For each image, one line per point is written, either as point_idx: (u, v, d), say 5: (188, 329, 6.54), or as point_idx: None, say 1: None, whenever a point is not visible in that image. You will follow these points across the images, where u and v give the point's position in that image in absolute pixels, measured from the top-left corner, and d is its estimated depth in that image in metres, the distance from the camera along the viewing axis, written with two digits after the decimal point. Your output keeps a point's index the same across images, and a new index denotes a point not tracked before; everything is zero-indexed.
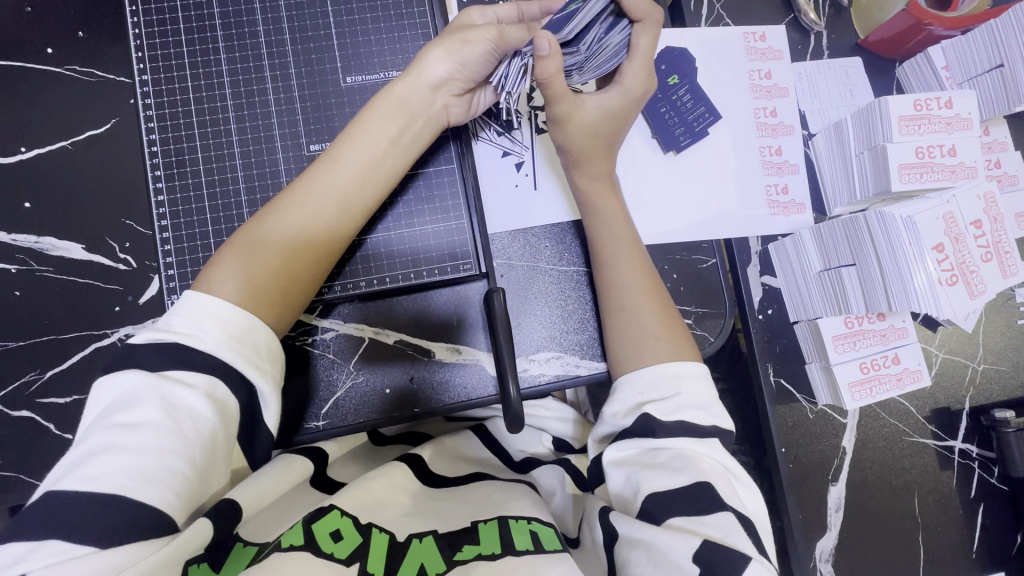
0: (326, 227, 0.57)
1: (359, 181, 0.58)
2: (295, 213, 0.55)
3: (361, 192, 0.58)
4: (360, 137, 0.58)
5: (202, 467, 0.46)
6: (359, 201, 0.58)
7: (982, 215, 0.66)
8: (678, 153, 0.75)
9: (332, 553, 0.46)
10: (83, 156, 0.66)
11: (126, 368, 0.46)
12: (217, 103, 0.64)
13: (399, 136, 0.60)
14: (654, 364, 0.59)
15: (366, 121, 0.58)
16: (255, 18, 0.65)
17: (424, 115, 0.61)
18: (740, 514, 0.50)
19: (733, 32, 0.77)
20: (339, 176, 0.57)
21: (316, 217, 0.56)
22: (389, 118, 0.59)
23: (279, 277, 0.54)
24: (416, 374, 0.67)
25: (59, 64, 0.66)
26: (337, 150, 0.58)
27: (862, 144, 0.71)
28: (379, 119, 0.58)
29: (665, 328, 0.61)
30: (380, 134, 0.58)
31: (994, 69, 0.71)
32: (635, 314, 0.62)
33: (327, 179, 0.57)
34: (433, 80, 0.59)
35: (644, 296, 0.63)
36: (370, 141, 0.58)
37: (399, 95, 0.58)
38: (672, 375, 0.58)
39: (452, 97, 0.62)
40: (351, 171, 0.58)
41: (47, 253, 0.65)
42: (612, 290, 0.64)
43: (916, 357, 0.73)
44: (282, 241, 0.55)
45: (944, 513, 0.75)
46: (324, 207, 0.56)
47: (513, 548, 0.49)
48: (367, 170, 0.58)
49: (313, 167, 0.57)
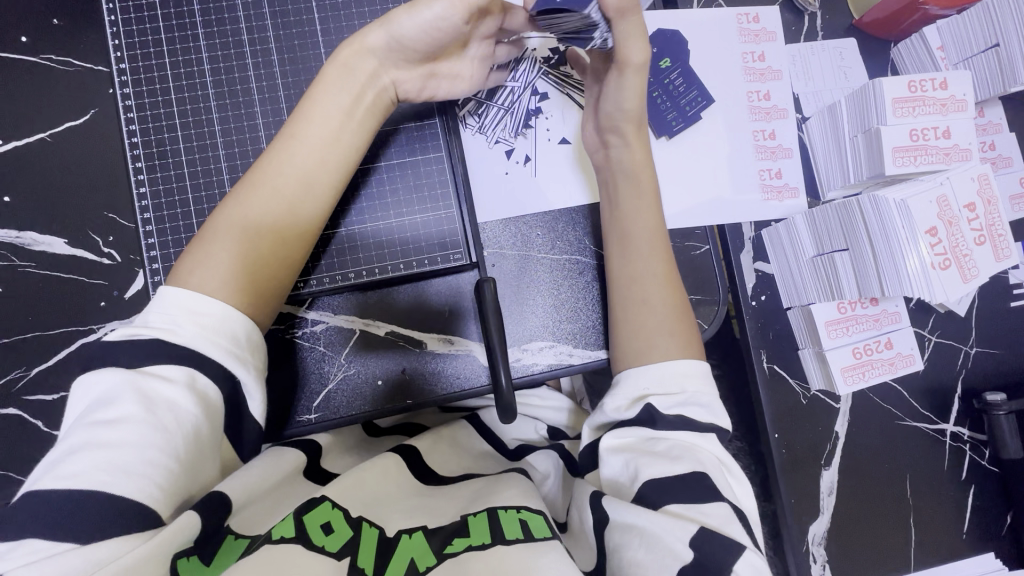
0: (291, 207, 0.56)
1: (319, 155, 0.57)
2: (258, 195, 0.55)
3: (322, 166, 0.57)
4: (312, 110, 0.57)
5: (185, 461, 0.45)
6: (323, 178, 0.57)
7: (975, 198, 0.65)
8: (670, 138, 0.73)
9: (323, 546, 0.45)
10: (62, 149, 0.64)
11: (105, 366, 0.46)
12: (197, 91, 0.63)
13: (353, 105, 0.58)
14: (665, 359, 0.59)
15: (318, 94, 0.57)
16: (235, 5, 0.64)
17: (376, 84, 0.60)
18: (732, 503, 0.50)
19: (726, 12, 0.76)
20: (297, 152, 0.56)
21: (279, 198, 0.55)
22: (341, 87, 0.58)
23: (245, 260, 0.53)
24: (405, 363, 0.66)
25: (34, 53, 0.64)
26: (293, 127, 0.57)
27: (856, 128, 0.70)
28: (331, 90, 0.57)
29: (679, 322, 0.61)
30: (332, 102, 0.57)
31: (989, 48, 0.70)
32: (652, 308, 0.61)
33: (284, 156, 0.56)
34: (376, 53, 0.58)
35: (664, 293, 0.62)
36: (325, 113, 0.57)
37: (344, 61, 0.58)
38: (681, 373, 0.58)
39: (401, 71, 0.61)
40: (309, 145, 0.57)
41: (28, 248, 0.64)
42: (630, 284, 0.63)
43: (909, 342, 0.73)
44: (249, 225, 0.54)
45: (936, 496, 0.75)
46: (287, 185, 0.55)
47: (503, 537, 0.49)
48: (326, 145, 0.57)
49: (272, 148, 0.57)
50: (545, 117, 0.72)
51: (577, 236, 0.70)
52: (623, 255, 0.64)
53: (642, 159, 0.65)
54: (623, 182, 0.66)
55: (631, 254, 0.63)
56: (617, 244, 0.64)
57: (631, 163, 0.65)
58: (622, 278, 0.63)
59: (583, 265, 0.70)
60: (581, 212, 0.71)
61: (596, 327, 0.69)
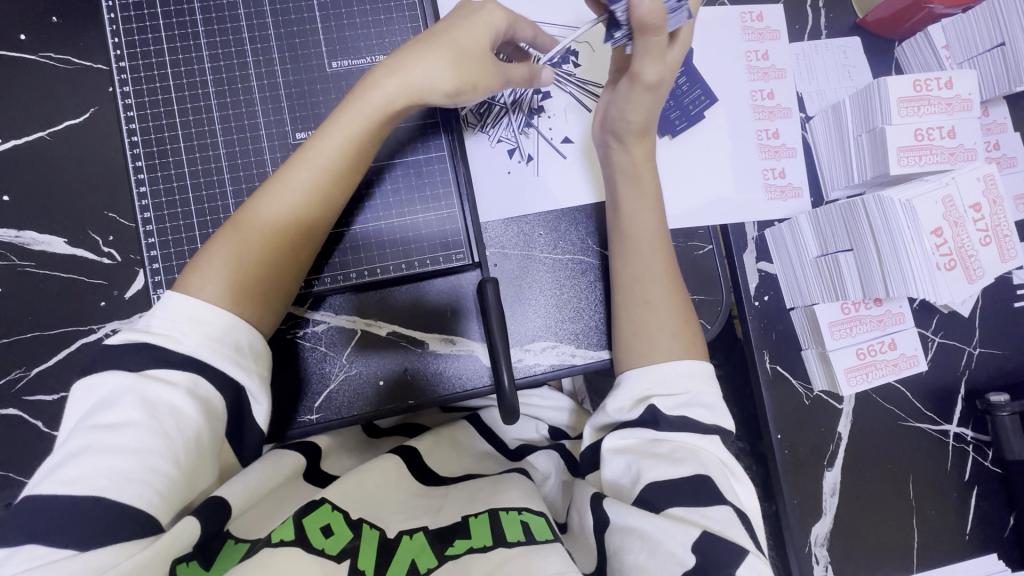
0: (307, 226, 0.55)
1: (341, 178, 0.56)
2: (274, 214, 0.54)
3: (342, 189, 0.56)
4: (338, 133, 0.55)
5: (187, 468, 0.45)
6: (342, 197, 0.57)
7: (981, 199, 0.65)
8: (674, 137, 0.73)
9: (323, 549, 0.44)
10: (62, 147, 0.64)
11: (108, 369, 0.46)
12: (198, 90, 0.62)
13: (381, 133, 0.57)
14: (666, 360, 0.58)
15: (347, 120, 0.55)
16: (236, 2, 0.63)
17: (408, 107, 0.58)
18: (735, 505, 0.50)
19: (730, 11, 0.75)
20: (318, 174, 0.55)
21: (296, 216, 0.54)
22: (372, 114, 0.55)
23: (259, 278, 0.53)
24: (409, 365, 0.66)
25: (33, 51, 0.64)
26: (314, 147, 0.55)
27: (860, 127, 0.70)
28: (361, 115, 0.55)
29: (682, 323, 0.61)
30: (364, 131, 0.55)
31: (994, 48, 0.70)
32: (654, 308, 0.61)
33: (304, 176, 0.54)
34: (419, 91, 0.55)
35: (666, 294, 0.62)
36: (353, 137, 0.55)
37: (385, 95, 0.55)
38: (682, 374, 0.57)
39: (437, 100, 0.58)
40: (333, 171, 0.55)
41: (28, 248, 0.63)
42: (631, 284, 0.63)
43: (912, 342, 0.73)
44: (261, 241, 0.53)
45: (939, 497, 0.75)
46: (305, 206, 0.55)
47: (506, 540, 0.48)
48: (348, 168, 0.56)
49: (292, 162, 0.55)
50: (548, 116, 0.72)
51: (580, 236, 0.70)
52: (623, 254, 0.63)
53: (643, 163, 0.64)
54: (622, 181, 0.65)
55: (631, 254, 0.63)
56: (619, 245, 0.64)
57: (630, 164, 0.64)
58: (625, 279, 0.63)
59: (585, 266, 0.69)
60: (584, 212, 0.71)
61: (599, 327, 0.68)
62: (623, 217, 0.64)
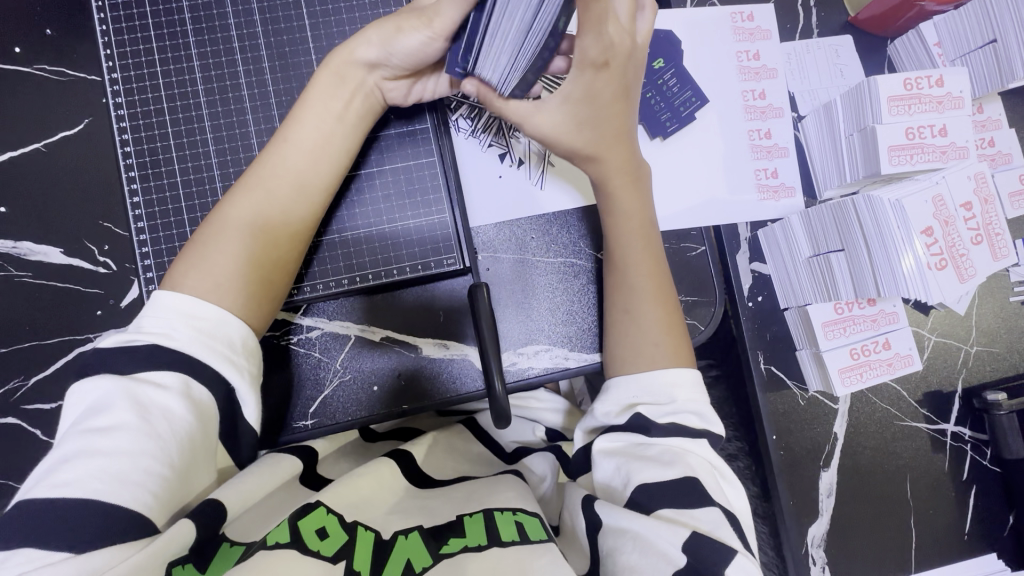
0: (284, 210, 0.56)
1: (312, 159, 0.57)
2: (251, 196, 0.55)
3: (315, 168, 0.57)
4: (303, 114, 0.57)
5: (180, 469, 0.46)
6: (316, 180, 0.57)
7: (972, 197, 0.65)
8: (665, 139, 0.73)
9: (318, 551, 0.45)
10: (57, 158, 0.64)
11: (101, 374, 0.46)
12: (190, 100, 0.63)
13: (345, 112, 0.59)
14: (653, 369, 0.59)
15: (310, 99, 0.58)
16: (225, 11, 0.64)
17: (366, 89, 0.59)
18: (724, 507, 0.50)
19: (719, 12, 0.75)
20: (290, 156, 0.56)
21: (271, 200, 0.55)
22: (332, 92, 0.58)
23: (238, 265, 0.53)
24: (402, 367, 0.66)
25: (29, 63, 0.65)
26: (285, 131, 0.57)
27: (851, 126, 0.70)
28: (323, 96, 0.58)
29: (669, 334, 0.61)
30: (325, 108, 0.58)
31: (987, 44, 0.70)
32: (643, 319, 0.61)
33: (277, 159, 0.56)
34: (366, 63, 0.58)
35: (653, 302, 0.62)
36: (318, 117, 0.57)
37: (335, 68, 0.58)
38: (669, 383, 0.58)
39: (390, 79, 0.60)
40: (302, 150, 0.57)
41: (25, 258, 0.64)
42: (618, 291, 0.63)
43: (907, 342, 0.72)
44: (243, 229, 0.54)
45: (937, 496, 0.75)
46: (280, 188, 0.56)
47: (500, 540, 0.49)
48: (318, 149, 0.57)
49: (266, 150, 0.57)
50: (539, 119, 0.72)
51: (571, 239, 0.70)
52: (615, 259, 0.64)
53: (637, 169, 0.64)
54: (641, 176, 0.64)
55: (627, 258, 0.63)
56: (634, 241, 0.63)
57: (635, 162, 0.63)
58: (616, 286, 0.63)
59: (578, 269, 0.70)
60: (575, 215, 0.71)
61: (592, 330, 0.68)
62: (624, 217, 0.63)
